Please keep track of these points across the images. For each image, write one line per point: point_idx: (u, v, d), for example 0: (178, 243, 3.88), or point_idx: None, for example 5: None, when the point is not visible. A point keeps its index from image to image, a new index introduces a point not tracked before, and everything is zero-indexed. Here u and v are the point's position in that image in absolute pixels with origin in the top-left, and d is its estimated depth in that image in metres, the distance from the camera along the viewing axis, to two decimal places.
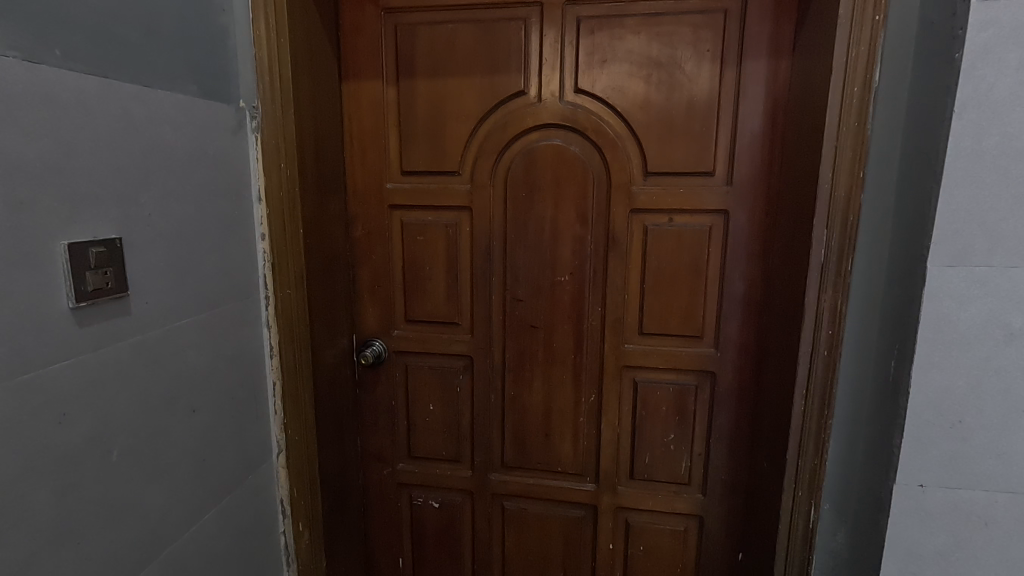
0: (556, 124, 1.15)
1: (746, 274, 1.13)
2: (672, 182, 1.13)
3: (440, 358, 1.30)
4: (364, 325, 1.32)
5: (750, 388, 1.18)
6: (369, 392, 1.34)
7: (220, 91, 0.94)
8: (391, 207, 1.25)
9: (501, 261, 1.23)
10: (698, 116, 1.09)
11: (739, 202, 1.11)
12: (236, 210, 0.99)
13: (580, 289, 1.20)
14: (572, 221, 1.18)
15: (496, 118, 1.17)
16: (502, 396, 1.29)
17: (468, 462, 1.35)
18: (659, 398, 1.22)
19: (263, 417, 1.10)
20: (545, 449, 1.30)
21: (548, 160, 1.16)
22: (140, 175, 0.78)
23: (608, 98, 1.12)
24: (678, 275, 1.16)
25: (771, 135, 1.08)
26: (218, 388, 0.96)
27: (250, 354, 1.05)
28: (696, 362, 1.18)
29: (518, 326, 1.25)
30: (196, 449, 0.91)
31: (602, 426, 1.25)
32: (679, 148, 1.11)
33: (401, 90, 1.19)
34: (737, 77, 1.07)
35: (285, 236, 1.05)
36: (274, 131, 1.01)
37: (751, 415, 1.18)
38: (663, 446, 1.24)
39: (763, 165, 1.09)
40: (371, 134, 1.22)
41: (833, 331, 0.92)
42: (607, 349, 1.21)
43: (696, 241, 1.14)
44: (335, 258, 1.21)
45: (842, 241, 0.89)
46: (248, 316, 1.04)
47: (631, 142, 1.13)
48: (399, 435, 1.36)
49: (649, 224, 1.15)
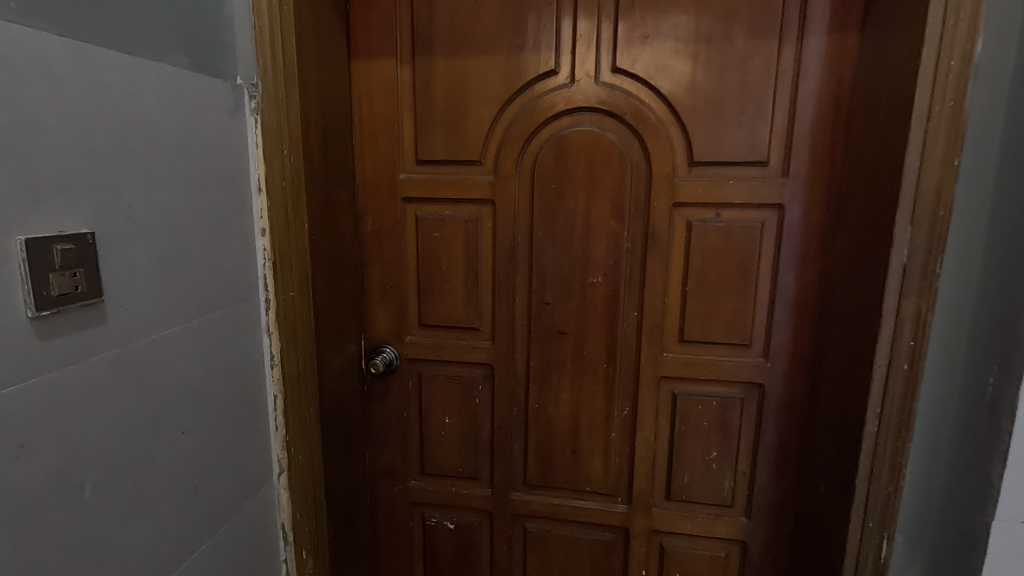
0: (590, 108, 1.03)
1: (800, 275, 1.02)
2: (720, 172, 1.01)
3: (457, 366, 1.19)
4: (374, 329, 1.20)
5: (802, 403, 1.06)
6: (380, 403, 1.23)
7: (213, 64, 0.82)
8: (405, 200, 1.13)
9: (527, 260, 1.11)
10: (752, 98, 0.97)
11: (796, 195, 0.99)
12: (233, 201, 0.87)
13: (614, 292, 1.09)
14: (607, 216, 1.06)
15: (524, 101, 1.05)
16: (525, 408, 1.18)
17: (487, 480, 1.23)
18: (700, 413, 1.10)
19: (263, 434, 0.98)
20: (572, 466, 1.18)
21: (581, 147, 1.05)
22: (120, 157, 0.66)
23: (650, 79, 1.00)
24: (724, 277, 1.04)
25: (833, 119, 0.96)
26: (213, 404, 0.84)
27: (247, 366, 0.93)
28: (743, 373, 1.07)
29: (545, 332, 1.13)
30: (187, 475, 0.79)
31: (637, 442, 1.14)
32: (728, 135, 0.99)
33: (416, 70, 1.07)
34: (797, 55, 0.95)
35: (290, 232, 0.93)
36: (276, 112, 0.89)
37: (803, 431, 1.07)
38: (703, 465, 1.12)
39: (825, 153, 0.97)
40: (383, 120, 1.10)
41: (916, 342, 0.81)
42: (644, 358, 1.10)
43: (746, 239, 1.02)
44: (342, 257, 1.09)
45: (929, 240, 0.78)
46: (245, 322, 0.92)
47: (675, 128, 1.01)
48: (412, 449, 1.25)
49: (693, 220, 1.03)
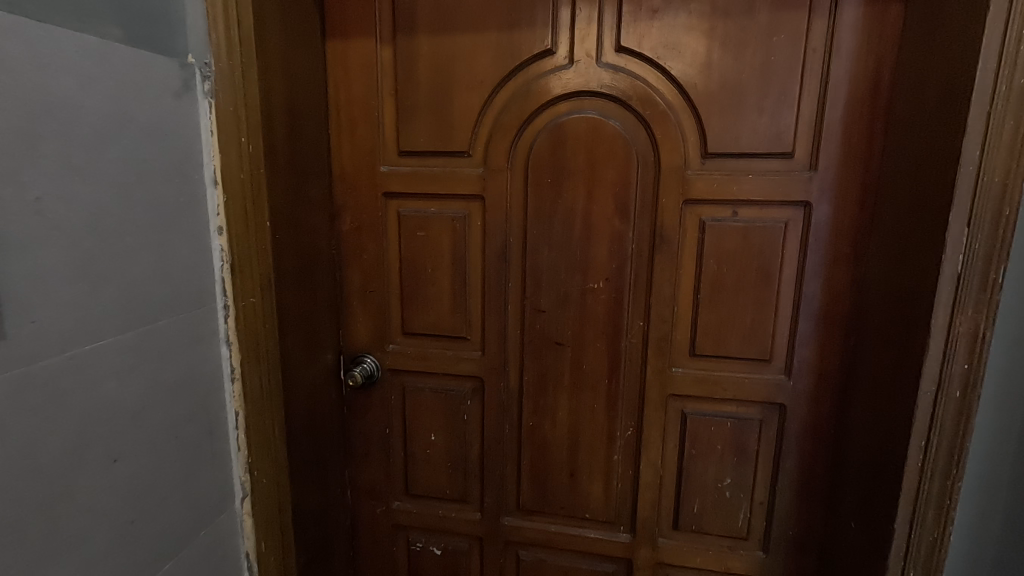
0: (591, 92, 0.92)
1: (829, 282, 0.89)
2: (739, 165, 0.89)
3: (444, 379, 1.08)
4: (353, 337, 1.09)
5: (829, 427, 0.94)
6: (361, 417, 1.13)
7: (157, 38, 0.72)
8: (386, 195, 1.02)
9: (520, 262, 1.00)
10: (776, 79, 0.85)
11: (825, 191, 0.87)
12: (182, 195, 0.76)
13: (618, 299, 0.97)
14: (610, 215, 0.94)
15: (517, 85, 0.94)
16: (518, 425, 1.07)
17: (477, 503, 1.12)
18: (713, 435, 0.98)
19: (222, 456, 0.88)
20: (569, 491, 1.07)
21: (580, 136, 0.93)
22: (24, 145, 0.56)
23: (659, 58, 0.88)
24: (742, 283, 0.92)
25: (871, 104, 0.83)
26: (155, 427, 0.74)
27: (201, 381, 0.82)
28: (761, 392, 0.95)
29: (540, 343, 1.02)
30: (120, 509, 0.70)
31: (641, 465, 1.02)
32: (747, 122, 0.87)
33: (398, 50, 0.96)
34: (829, 29, 0.83)
35: (249, 231, 0.83)
36: (233, 95, 0.79)
37: (829, 458, 0.95)
38: (715, 493, 1.01)
39: (860, 143, 0.85)
40: (362, 106, 0.99)
41: (971, 365, 0.71)
42: (650, 373, 0.98)
43: (766, 241, 0.90)
44: (315, 258, 0.99)
45: (991, 243, 0.68)
46: (198, 332, 0.81)
47: (687, 114, 0.89)
48: (395, 468, 1.14)
49: (706, 219, 0.91)
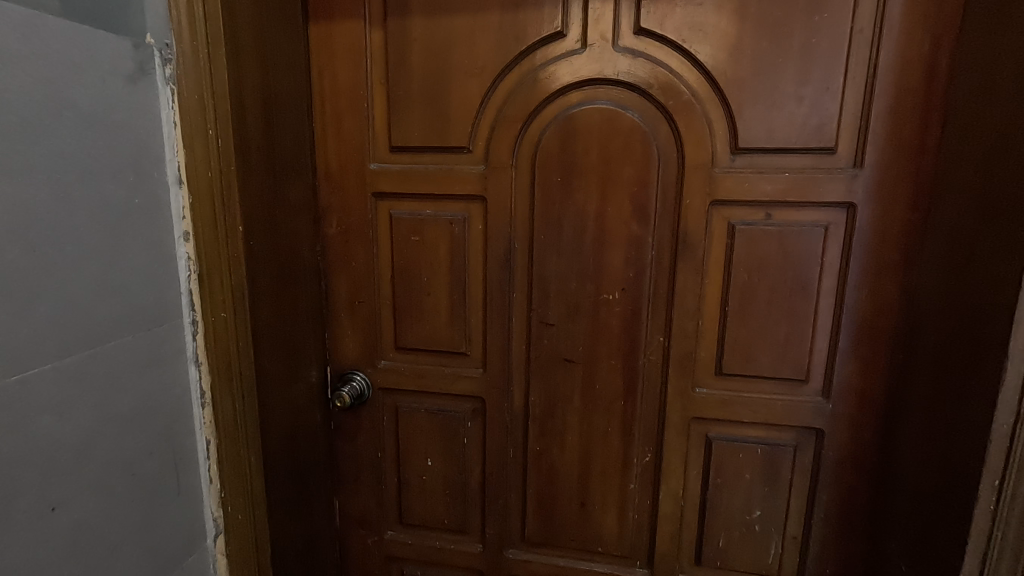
0: (606, 80, 0.81)
1: (874, 294, 0.80)
2: (773, 162, 0.79)
3: (442, 399, 0.98)
4: (341, 352, 0.99)
5: (871, 455, 0.84)
6: (350, 440, 1.03)
7: (105, 13, 0.61)
8: (376, 196, 0.92)
9: (525, 271, 0.90)
10: (817, 64, 0.75)
11: (871, 191, 0.77)
12: (138, 196, 0.66)
13: (635, 312, 0.87)
14: (627, 217, 0.84)
15: (522, 72, 0.84)
16: (523, 450, 0.97)
17: (478, 534, 1.02)
18: (740, 462, 0.88)
19: (191, 491, 0.77)
20: (579, 521, 0.97)
21: (594, 130, 0.83)
22: None
23: (683, 41, 0.78)
24: (776, 294, 0.82)
25: (926, 92, 0.73)
26: (105, 466, 0.64)
27: (163, 409, 0.72)
28: (796, 416, 0.85)
29: (548, 360, 0.92)
30: (60, 565, 0.59)
31: (660, 495, 0.92)
32: (783, 114, 0.77)
33: (389, 34, 0.86)
34: (879, 6, 0.72)
35: (219, 237, 0.73)
36: (197, 82, 0.68)
37: (871, 489, 0.85)
38: (743, 526, 0.91)
39: (912, 137, 0.75)
40: (349, 96, 0.89)
41: None
42: (671, 394, 0.88)
43: (803, 247, 0.80)
44: (296, 266, 0.88)
45: None
46: (158, 353, 0.71)
47: (715, 104, 0.79)
48: (388, 496, 1.04)
49: (735, 223, 0.81)
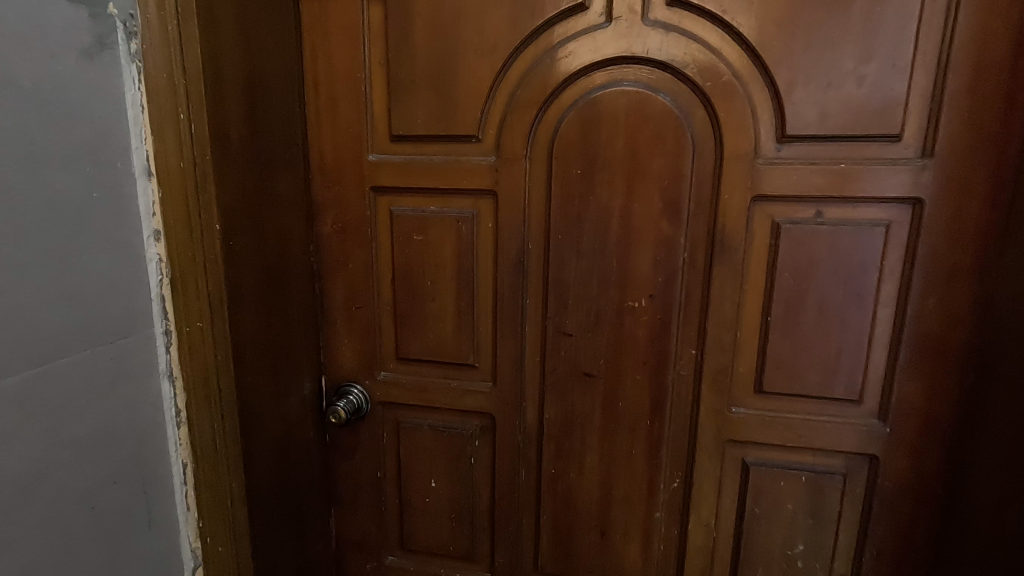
0: (634, 58, 0.72)
1: (943, 304, 0.69)
2: (827, 152, 0.69)
3: (447, 415, 0.89)
4: (338, 363, 0.90)
5: (934, 487, 0.74)
6: (347, 457, 0.94)
7: None
8: (376, 191, 0.83)
9: (540, 275, 0.80)
10: (881, 39, 0.65)
11: (943, 185, 0.67)
12: (98, 189, 0.57)
13: (664, 322, 0.77)
14: (656, 215, 0.74)
15: (539, 50, 0.74)
16: (537, 472, 0.87)
17: (486, 562, 0.93)
18: (782, 491, 0.79)
19: (166, 521, 0.69)
20: (598, 552, 0.88)
21: (619, 115, 0.73)
22: None
23: (724, 13, 0.68)
24: (827, 303, 0.72)
25: (1013, 70, 0.63)
26: (58, 501, 0.55)
27: (132, 431, 0.63)
28: (847, 441, 0.75)
29: (566, 373, 0.82)
30: None
31: (691, 525, 0.83)
32: (839, 96, 0.67)
33: (389, 8, 0.77)
34: None
35: (194, 238, 0.64)
36: (166, 59, 0.59)
37: (933, 525, 0.75)
38: (783, 562, 0.81)
39: (993, 122, 0.64)
40: (345, 80, 0.80)
41: None
42: (704, 413, 0.79)
43: (859, 249, 0.70)
44: (285, 269, 0.79)
45: None
46: (126, 368, 0.62)
47: (759, 86, 0.69)
48: (388, 519, 0.95)
49: (781, 221, 0.71)
